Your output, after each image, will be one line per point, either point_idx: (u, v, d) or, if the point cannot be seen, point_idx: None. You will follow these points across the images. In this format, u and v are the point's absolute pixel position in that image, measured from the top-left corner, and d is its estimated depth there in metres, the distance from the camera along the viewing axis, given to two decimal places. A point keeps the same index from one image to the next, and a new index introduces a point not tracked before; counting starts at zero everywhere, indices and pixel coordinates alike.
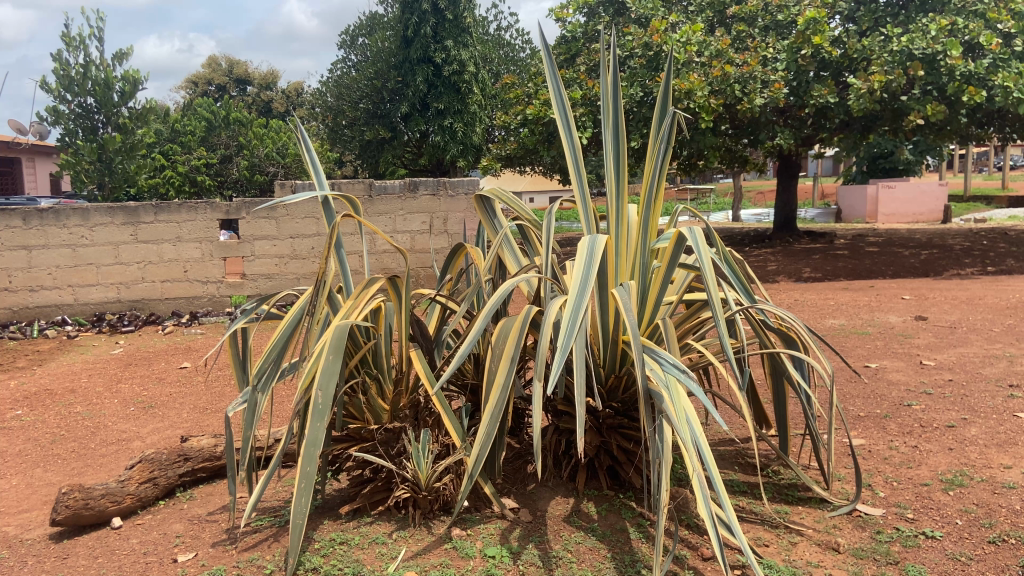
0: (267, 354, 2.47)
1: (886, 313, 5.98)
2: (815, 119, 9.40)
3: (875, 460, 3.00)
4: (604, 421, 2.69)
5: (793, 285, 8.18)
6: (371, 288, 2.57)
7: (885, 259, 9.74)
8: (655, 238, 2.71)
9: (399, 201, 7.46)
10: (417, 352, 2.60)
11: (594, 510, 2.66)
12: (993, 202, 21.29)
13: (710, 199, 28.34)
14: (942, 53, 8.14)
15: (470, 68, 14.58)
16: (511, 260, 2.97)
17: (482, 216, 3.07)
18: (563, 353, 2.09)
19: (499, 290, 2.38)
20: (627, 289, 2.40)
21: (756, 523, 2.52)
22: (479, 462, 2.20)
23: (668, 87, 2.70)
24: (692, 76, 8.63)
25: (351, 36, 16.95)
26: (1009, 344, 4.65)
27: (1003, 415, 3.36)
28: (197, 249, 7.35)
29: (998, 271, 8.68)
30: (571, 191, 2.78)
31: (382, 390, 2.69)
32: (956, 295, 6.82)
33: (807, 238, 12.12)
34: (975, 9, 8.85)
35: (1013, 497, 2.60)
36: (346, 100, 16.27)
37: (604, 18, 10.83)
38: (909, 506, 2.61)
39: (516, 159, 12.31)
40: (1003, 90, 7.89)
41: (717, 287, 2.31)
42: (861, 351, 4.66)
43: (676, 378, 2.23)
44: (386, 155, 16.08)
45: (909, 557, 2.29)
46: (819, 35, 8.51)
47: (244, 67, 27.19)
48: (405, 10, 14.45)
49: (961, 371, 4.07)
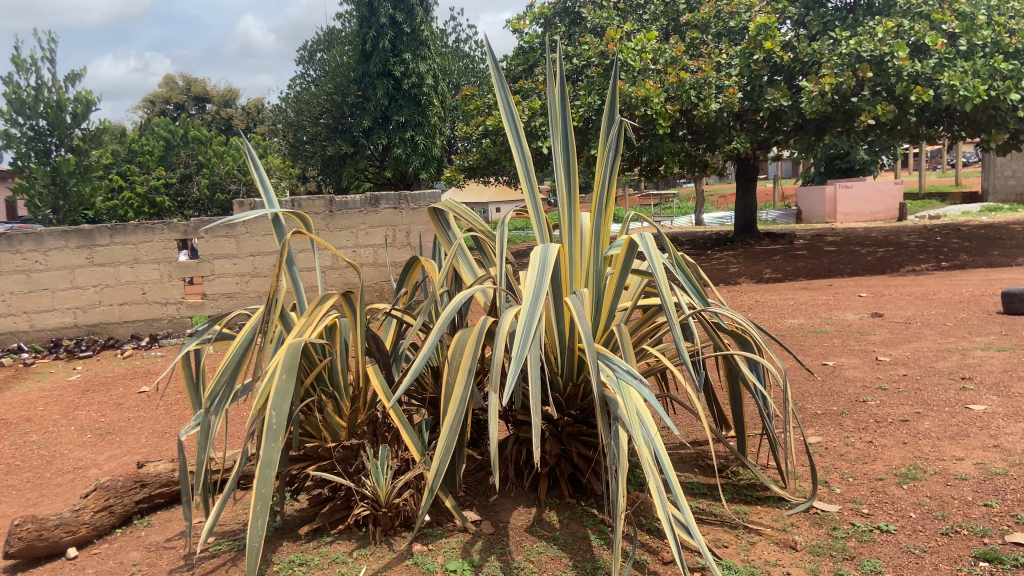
0: (220, 376, 2.43)
1: (844, 310, 6.10)
2: (770, 123, 9.57)
3: (831, 457, 3.05)
4: (563, 428, 2.71)
5: (754, 287, 8.28)
6: (325, 305, 2.57)
7: (843, 258, 9.89)
8: (608, 245, 2.72)
9: (360, 215, 7.42)
10: (374, 367, 2.59)
11: (556, 519, 2.66)
12: (948, 198, 21.64)
13: (673, 203, 28.65)
14: (890, 55, 8.29)
15: (428, 81, 14.71)
16: (466, 272, 2.98)
17: (436, 230, 3.07)
18: (517, 364, 2.10)
19: (453, 302, 2.38)
20: (581, 296, 2.43)
21: (715, 524, 2.54)
22: (439, 475, 2.19)
23: (614, 97, 2.75)
24: (648, 83, 8.68)
25: (309, 52, 16.94)
26: (961, 338, 4.75)
27: (955, 407, 3.43)
28: (155, 271, 7.21)
29: (952, 266, 8.87)
30: (523, 201, 2.79)
31: (338, 408, 2.66)
32: (910, 291, 6.94)
33: (767, 239, 12.30)
34: (920, 11, 9.10)
35: (964, 488, 2.65)
36: (307, 116, 16.16)
37: (559, 29, 10.97)
38: (864, 501, 2.65)
39: (479, 171, 12.21)
40: (950, 89, 7.97)
41: (670, 294, 2.34)
42: (819, 350, 4.73)
43: (628, 385, 2.26)
44: (348, 170, 15.93)
45: (865, 552, 2.32)
46: (770, 41, 8.73)
47: (201, 85, 26.87)
48: (363, 24, 14.45)
49: (915, 365, 4.15)
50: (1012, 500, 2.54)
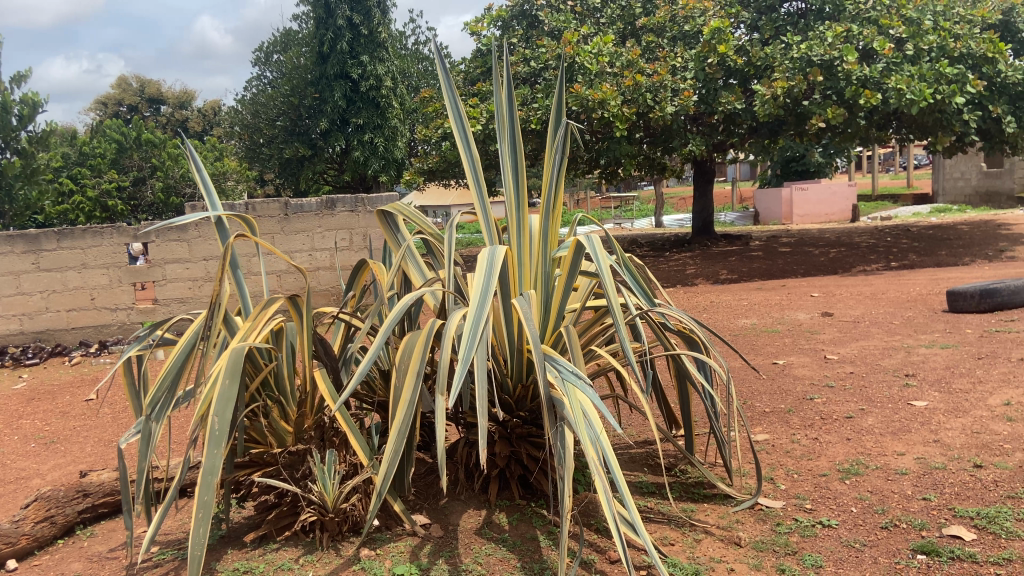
0: (161, 382, 2.38)
1: (795, 310, 6.21)
2: (725, 126, 9.71)
3: (777, 454, 3.10)
4: (513, 430, 2.71)
5: (710, 288, 8.37)
6: (270, 309, 2.54)
7: (796, 259, 10.09)
8: (555, 247, 2.73)
9: (316, 219, 7.33)
10: (321, 372, 2.56)
11: (506, 521, 2.66)
12: (900, 199, 22.15)
13: (633, 205, 28.90)
14: (839, 59, 8.49)
15: (387, 83, 14.67)
16: (415, 274, 2.96)
17: (385, 232, 3.05)
18: (463, 366, 2.09)
19: (400, 304, 2.36)
20: (528, 298, 2.43)
21: (662, 522, 2.56)
22: (386, 480, 2.16)
23: (561, 99, 2.76)
24: (605, 86, 8.75)
25: (265, 53, 16.76)
26: (906, 336, 4.86)
27: (898, 404, 3.51)
28: (104, 276, 7.05)
29: (901, 266, 9.09)
30: (471, 203, 2.79)
31: (284, 413, 2.62)
32: (860, 290, 7.08)
33: (724, 240, 12.48)
34: (868, 16, 9.35)
35: (904, 483, 2.72)
36: (263, 118, 15.96)
37: (517, 32, 11.00)
38: (807, 496, 2.70)
39: (439, 173, 12.13)
40: (897, 92, 8.15)
41: (616, 295, 2.35)
42: (769, 349, 4.80)
43: (574, 385, 2.26)
44: (307, 173, 15.74)
45: (806, 547, 2.36)
46: (723, 44, 8.89)
47: (156, 87, 26.37)
48: (320, 25, 14.35)
49: (861, 363, 4.24)
50: (949, 493, 2.61)
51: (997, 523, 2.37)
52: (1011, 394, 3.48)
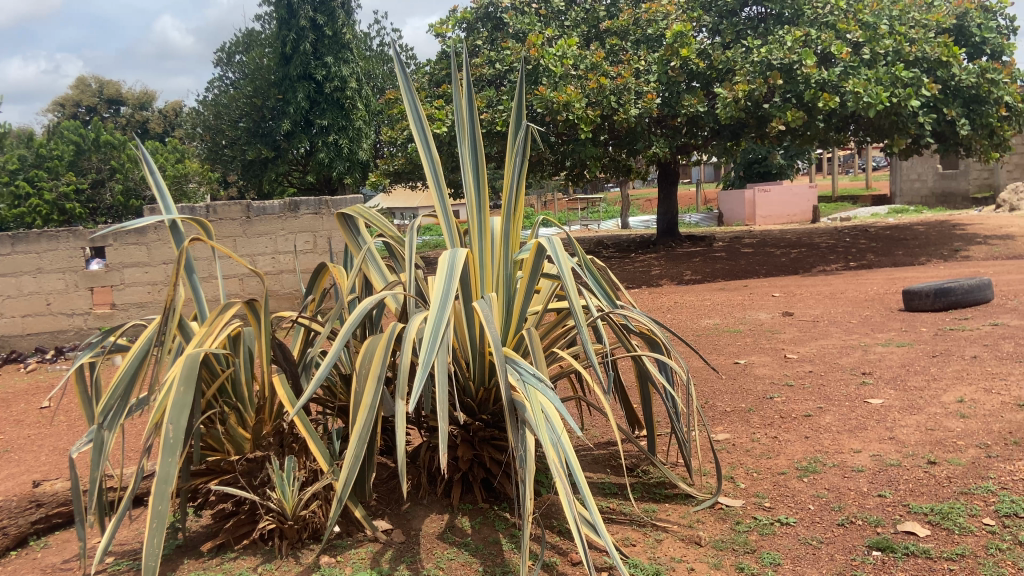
0: (114, 390, 2.33)
1: (757, 310, 6.29)
2: (688, 128, 9.82)
3: (737, 453, 3.13)
4: (475, 433, 2.70)
5: (674, 289, 8.44)
6: (226, 314, 2.49)
7: (758, 259, 10.23)
8: (517, 249, 2.72)
9: (279, 221, 7.25)
10: (279, 377, 2.53)
11: (468, 525, 2.65)
12: (860, 201, 22.58)
13: (600, 207, 29.05)
14: (798, 63, 8.65)
15: (351, 85, 14.60)
16: (376, 277, 2.94)
17: (346, 234, 3.02)
18: (424, 370, 2.07)
19: (360, 307, 2.34)
20: (489, 301, 2.42)
21: (624, 523, 2.57)
22: (346, 485, 2.13)
23: (521, 102, 2.76)
24: (569, 88, 8.79)
25: (227, 53, 16.55)
26: (864, 335, 4.95)
27: (855, 402, 3.58)
28: (60, 280, 6.89)
29: (860, 266, 9.26)
30: (432, 206, 2.77)
31: (242, 419, 2.58)
32: (819, 290, 7.19)
33: (688, 242, 12.61)
34: (827, 21, 9.53)
35: (860, 480, 2.76)
36: (225, 120, 15.76)
37: (482, 34, 10.99)
38: (767, 495, 2.73)
39: (405, 175, 12.07)
40: (854, 95, 8.31)
41: (578, 297, 2.36)
42: (731, 348, 4.86)
43: (535, 389, 2.26)
44: (270, 175, 15.57)
45: (765, 545, 2.39)
46: (686, 48, 9.01)
47: (115, 87, 25.88)
48: (283, 25, 14.22)
49: (820, 362, 4.31)
50: (904, 489, 2.66)
51: (950, 519, 2.42)
52: (963, 391, 3.57)
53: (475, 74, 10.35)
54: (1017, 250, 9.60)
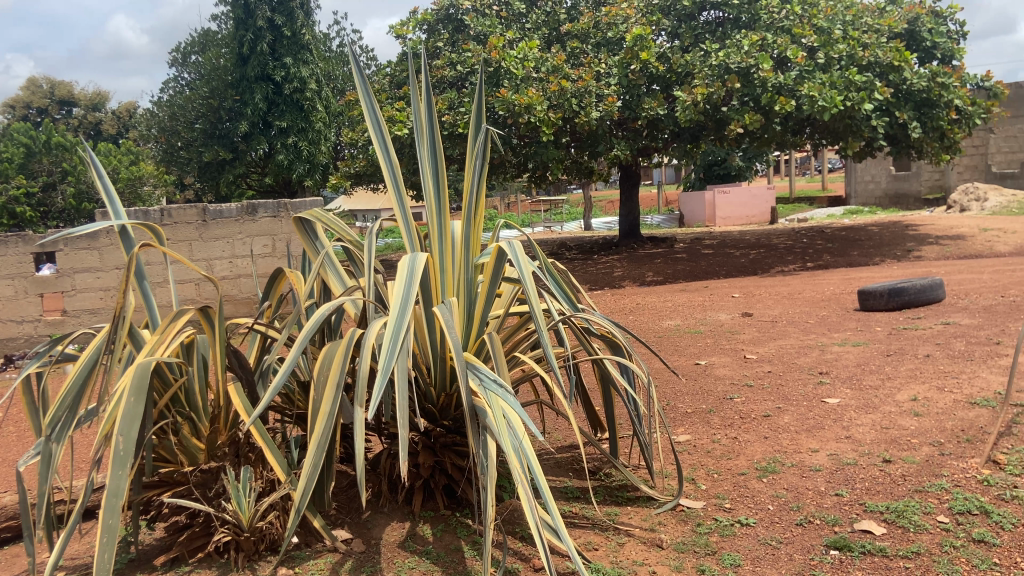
0: (61, 402, 2.25)
1: (717, 311, 6.35)
2: (649, 131, 9.91)
3: (698, 454, 3.15)
4: (437, 439, 2.68)
5: (636, 290, 8.49)
6: (180, 321, 2.42)
7: (718, 261, 10.35)
8: (478, 253, 2.70)
9: (236, 224, 7.13)
10: (234, 386, 2.47)
11: (430, 532, 2.62)
12: (816, 202, 23.02)
13: (563, 209, 29.15)
14: (755, 67, 8.77)
15: (311, 86, 14.44)
16: (334, 282, 2.90)
17: (303, 239, 2.96)
18: (383, 377, 2.03)
19: (318, 313, 2.29)
20: (450, 305, 2.39)
21: (586, 527, 2.56)
22: (304, 496, 2.08)
23: (480, 105, 2.74)
24: (530, 91, 8.78)
25: (183, 54, 16.25)
26: (820, 335, 5.03)
27: (813, 401, 3.63)
28: (8, 287, 6.71)
29: (816, 267, 9.43)
30: (391, 209, 2.73)
31: (196, 429, 2.52)
32: (777, 291, 7.29)
33: (649, 243, 12.71)
34: (782, 25, 9.71)
35: (818, 479, 2.80)
36: (181, 121, 15.46)
37: (443, 36, 10.94)
38: (727, 496, 2.75)
39: (365, 177, 11.98)
40: (810, 99, 8.46)
41: (538, 301, 2.34)
42: (692, 350, 4.90)
43: (496, 394, 2.23)
44: (228, 177, 15.32)
45: (725, 547, 2.41)
46: (646, 51, 9.11)
47: (66, 88, 25.23)
48: (239, 25, 14.00)
49: (779, 362, 4.37)
50: (861, 488, 2.70)
51: (906, 517, 2.46)
52: (917, 390, 3.64)
53: (436, 76, 10.29)
54: (967, 250, 9.86)
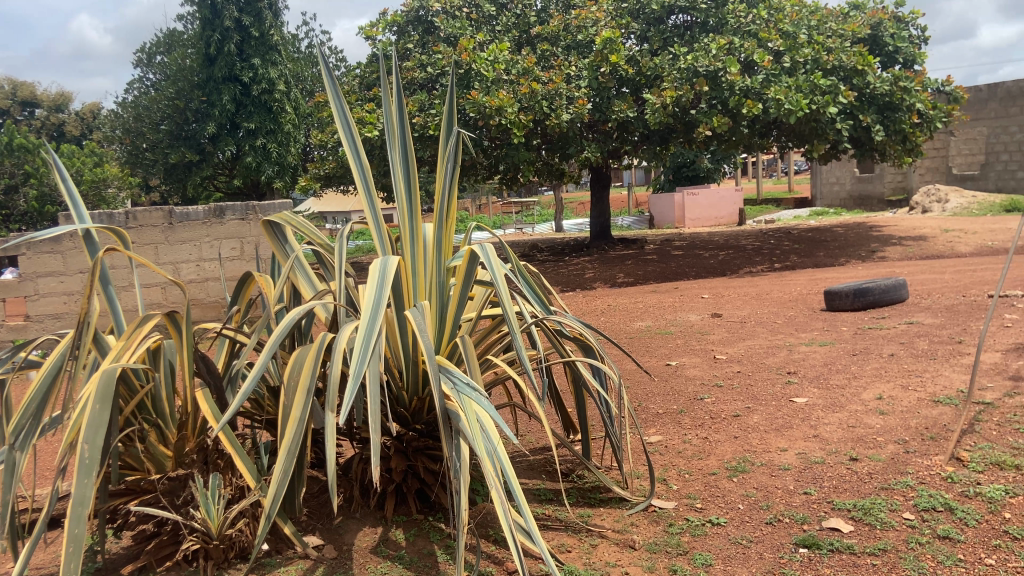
0: (23, 410, 2.19)
1: (687, 311, 6.41)
2: (618, 133, 9.99)
3: (669, 455, 3.18)
4: (409, 444, 2.67)
5: (607, 291, 8.55)
6: (146, 327, 2.39)
7: (688, 262, 10.45)
8: (450, 255, 2.69)
9: (204, 227, 7.03)
10: (202, 391, 2.43)
11: (403, 537, 2.61)
12: (782, 203, 23.34)
13: (534, 211, 29.22)
14: (723, 70, 8.86)
15: (279, 87, 14.31)
16: (305, 285, 2.87)
17: (272, 241, 2.93)
18: (355, 381, 2.02)
19: (288, 317, 2.27)
20: (422, 309, 2.38)
21: (560, 529, 2.57)
22: (275, 502, 2.04)
23: (451, 107, 2.73)
24: (501, 93, 8.78)
25: (148, 54, 16.02)
26: (788, 335, 5.10)
27: (781, 401, 3.67)
28: None
29: (784, 267, 9.56)
30: (363, 212, 2.71)
31: (163, 437, 2.48)
32: (746, 292, 7.39)
33: (620, 244, 12.79)
34: (749, 30, 9.84)
35: (787, 478, 2.84)
36: (146, 122, 15.23)
37: (413, 37, 10.90)
38: (698, 496, 2.77)
39: (335, 179, 11.91)
40: (776, 102, 8.57)
41: (511, 304, 2.34)
42: (662, 350, 4.94)
43: (470, 398, 2.23)
44: (195, 179, 15.13)
45: (697, 546, 2.43)
46: (615, 54, 9.19)
47: (28, 88, 24.71)
48: (206, 26, 13.82)
49: (748, 362, 4.42)
50: (829, 486, 2.74)
51: (872, 514, 2.51)
52: (882, 388, 3.71)
53: (406, 78, 10.24)
54: (929, 250, 10.07)
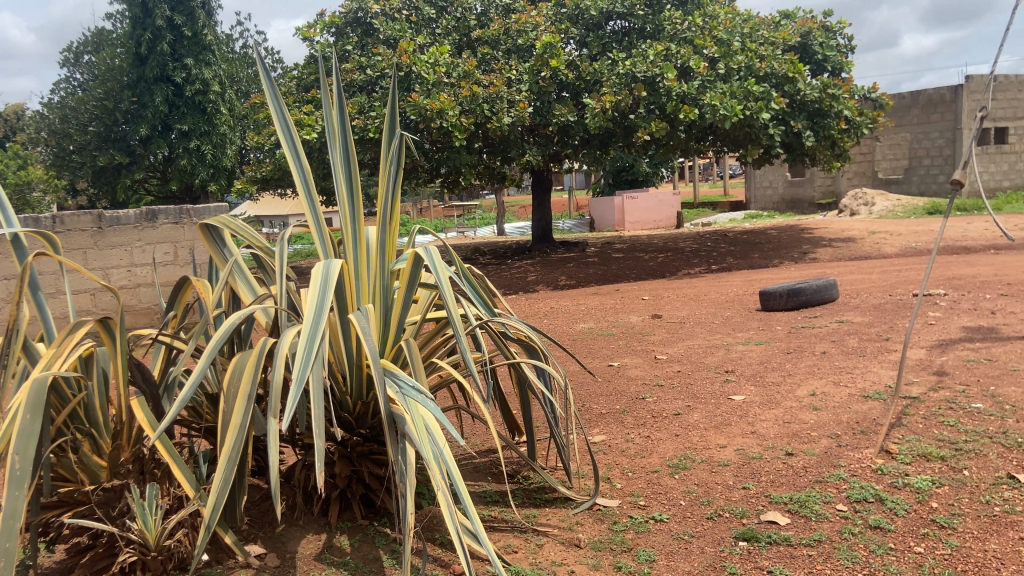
0: None
1: (628, 313, 6.51)
2: (559, 137, 10.08)
3: (613, 454, 3.22)
4: (354, 449, 2.65)
5: (549, 294, 8.61)
6: (77, 334, 2.31)
7: (628, 264, 10.60)
8: (394, 259, 2.68)
9: (135, 231, 6.82)
10: (138, 399, 2.36)
11: (348, 543, 2.58)
12: (719, 206, 23.89)
13: (476, 214, 29.20)
14: (660, 76, 9.05)
15: (214, 88, 13.98)
16: (244, 290, 2.82)
17: (209, 246, 2.86)
18: (298, 387, 1.99)
19: (227, 323, 2.22)
20: (365, 313, 2.36)
21: (506, 530, 2.58)
22: (216, 511, 2.00)
23: (393, 109, 2.72)
24: (442, 96, 8.78)
25: (74, 54, 15.48)
26: (726, 334, 5.24)
27: (720, 399, 3.77)
28: None
29: (720, 269, 9.79)
30: (304, 216, 2.67)
31: (97, 447, 2.40)
32: (684, 293, 7.54)
33: (561, 247, 12.90)
34: (685, 37, 10.05)
35: (727, 474, 2.91)
36: (73, 124, 14.70)
37: (352, 39, 10.79)
38: (641, 493, 2.83)
39: (272, 182, 11.67)
40: (711, 108, 8.77)
41: (456, 306, 2.33)
42: (605, 351, 5.01)
43: (415, 401, 2.22)
44: (125, 182, 14.65)
45: (641, 543, 2.47)
46: (556, 59, 9.27)
47: None
48: (136, 25, 13.45)
49: (687, 361, 4.51)
50: (766, 481, 2.82)
51: (808, 506, 2.59)
52: (815, 385, 3.84)
53: (345, 79, 10.13)
54: (858, 251, 10.45)
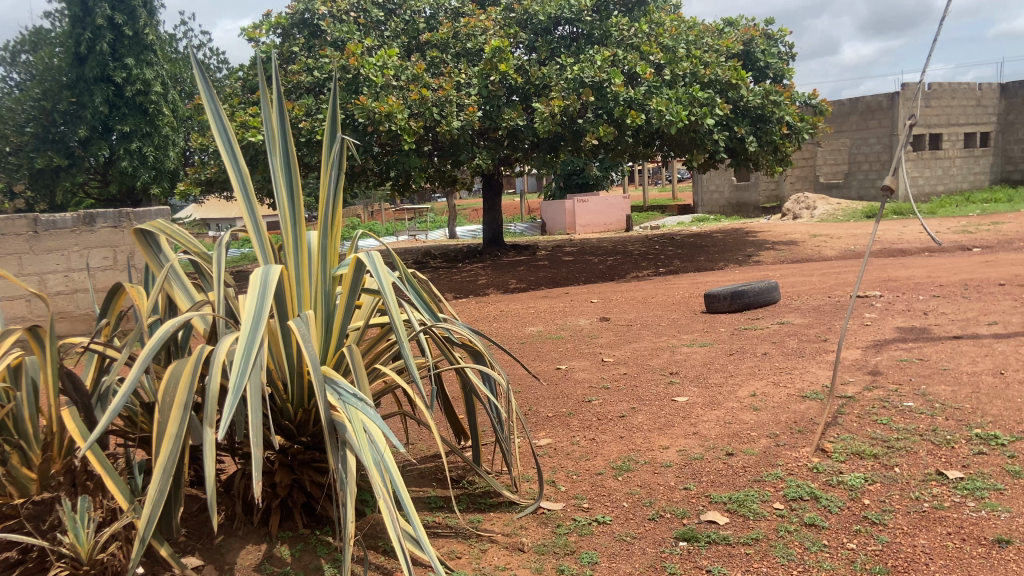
0: None
1: (576, 316, 6.56)
2: (509, 141, 10.11)
3: (558, 457, 3.24)
4: (295, 457, 2.62)
5: (499, 297, 8.61)
6: (4, 343, 2.26)
7: (578, 267, 10.67)
8: (336, 265, 2.65)
9: (73, 236, 6.63)
10: (70, 409, 2.27)
11: (288, 553, 2.54)
12: (668, 210, 24.22)
13: (428, 218, 29.10)
14: (608, 81, 9.17)
15: (156, 89, 13.64)
16: (181, 297, 2.75)
17: (145, 251, 2.79)
18: (235, 395, 1.95)
19: (162, 330, 2.17)
20: (305, 319, 2.32)
21: (449, 536, 2.57)
22: (150, 523, 1.95)
23: (334, 113, 2.69)
24: (391, 99, 8.74)
25: (10, 52, 14.97)
26: (672, 336, 5.31)
27: (664, 401, 3.82)
28: None
29: (668, 272, 9.93)
30: (243, 220, 2.62)
31: (26, 459, 2.33)
32: (632, 296, 7.62)
33: (512, 250, 12.94)
34: (632, 43, 10.19)
35: (668, 474, 2.96)
36: (8, 125, 14.22)
37: (299, 41, 10.66)
38: (585, 496, 2.85)
39: (217, 184, 11.40)
40: (657, 113, 8.90)
41: (398, 311, 2.32)
42: (554, 354, 5.04)
43: (355, 408, 2.20)
44: (63, 184, 14.19)
45: (584, 546, 2.49)
46: (504, 63, 9.29)
47: None
48: (75, 24, 13.09)
49: (633, 364, 4.56)
50: (706, 481, 2.87)
51: (746, 505, 2.65)
52: (756, 386, 3.92)
53: (291, 81, 10.00)
54: (800, 254, 10.70)
